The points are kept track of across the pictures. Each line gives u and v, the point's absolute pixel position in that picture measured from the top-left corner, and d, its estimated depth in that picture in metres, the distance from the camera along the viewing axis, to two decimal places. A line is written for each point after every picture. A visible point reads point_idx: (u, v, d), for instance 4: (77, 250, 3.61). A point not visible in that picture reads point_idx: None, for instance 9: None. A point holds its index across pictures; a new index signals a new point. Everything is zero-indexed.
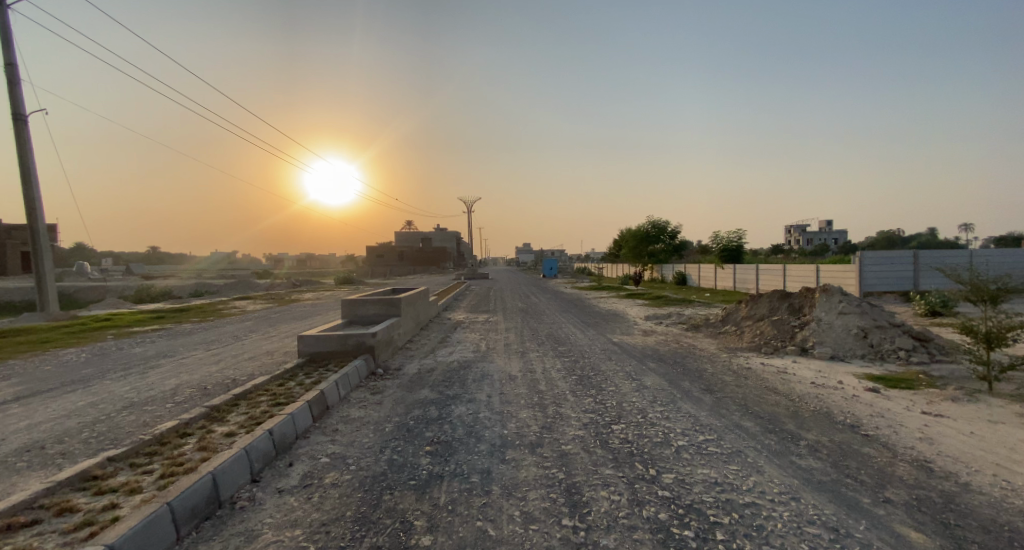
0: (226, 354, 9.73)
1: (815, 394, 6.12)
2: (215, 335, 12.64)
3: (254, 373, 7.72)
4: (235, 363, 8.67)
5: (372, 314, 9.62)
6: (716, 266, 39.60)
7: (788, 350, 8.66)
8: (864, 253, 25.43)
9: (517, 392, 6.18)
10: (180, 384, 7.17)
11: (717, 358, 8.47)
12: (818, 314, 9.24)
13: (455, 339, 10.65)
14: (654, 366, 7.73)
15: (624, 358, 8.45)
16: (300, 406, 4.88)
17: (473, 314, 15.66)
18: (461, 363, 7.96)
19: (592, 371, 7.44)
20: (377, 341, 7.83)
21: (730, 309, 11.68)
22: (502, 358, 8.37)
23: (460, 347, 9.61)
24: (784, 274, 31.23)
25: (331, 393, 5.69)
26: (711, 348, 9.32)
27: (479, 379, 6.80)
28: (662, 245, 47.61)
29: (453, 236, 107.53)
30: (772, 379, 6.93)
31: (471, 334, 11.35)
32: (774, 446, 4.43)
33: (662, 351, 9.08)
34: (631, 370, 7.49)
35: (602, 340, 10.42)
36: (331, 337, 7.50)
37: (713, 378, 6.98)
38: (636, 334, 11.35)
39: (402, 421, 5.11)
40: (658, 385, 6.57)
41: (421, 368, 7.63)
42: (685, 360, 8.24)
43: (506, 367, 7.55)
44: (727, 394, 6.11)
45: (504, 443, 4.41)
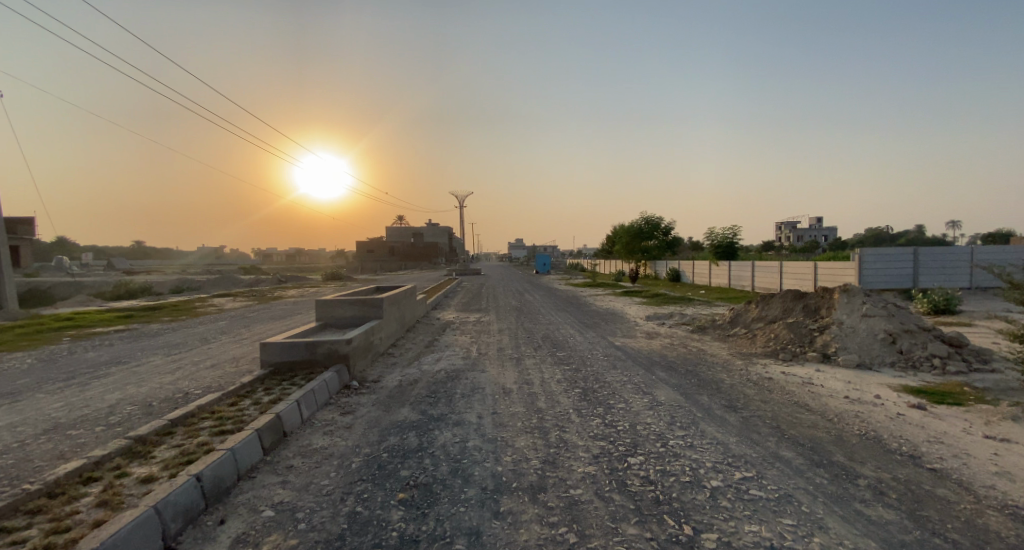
0: (186, 360, 8.71)
1: (855, 412, 5.33)
2: (180, 338, 11.56)
3: (210, 385, 6.75)
4: (193, 372, 7.67)
5: (350, 316, 8.68)
6: (710, 263, 39.05)
7: (809, 356, 7.85)
8: (863, 251, 24.89)
9: (513, 411, 5.30)
10: (122, 400, 6.18)
11: (731, 365, 7.68)
12: (838, 317, 8.47)
13: (443, 343, 9.72)
14: (666, 377, 6.89)
15: (630, 366, 7.62)
16: (245, 439, 3.92)
17: (463, 314, 14.72)
18: (448, 373, 7.06)
19: (597, 383, 6.57)
20: (353, 349, 6.92)
21: (738, 309, 10.90)
22: (494, 366, 7.48)
23: (448, 353, 8.70)
24: (781, 271, 30.67)
25: (290, 417, 4.75)
26: (723, 354, 8.51)
27: (468, 395, 5.91)
28: (657, 241, 46.94)
29: (444, 232, 106.24)
30: (800, 392, 6.13)
31: (461, 337, 10.45)
32: (829, 486, 3.62)
33: (670, 358, 8.24)
34: (641, 381, 6.64)
35: (604, 344, 9.58)
36: (299, 345, 6.56)
37: (734, 392, 6.17)
38: (640, 337, 10.50)
39: (374, 453, 4.21)
40: (674, 401, 5.74)
41: (402, 380, 6.72)
42: (698, 368, 7.42)
43: (499, 379, 6.68)
44: (755, 413, 5.29)
45: (497, 488, 3.53)
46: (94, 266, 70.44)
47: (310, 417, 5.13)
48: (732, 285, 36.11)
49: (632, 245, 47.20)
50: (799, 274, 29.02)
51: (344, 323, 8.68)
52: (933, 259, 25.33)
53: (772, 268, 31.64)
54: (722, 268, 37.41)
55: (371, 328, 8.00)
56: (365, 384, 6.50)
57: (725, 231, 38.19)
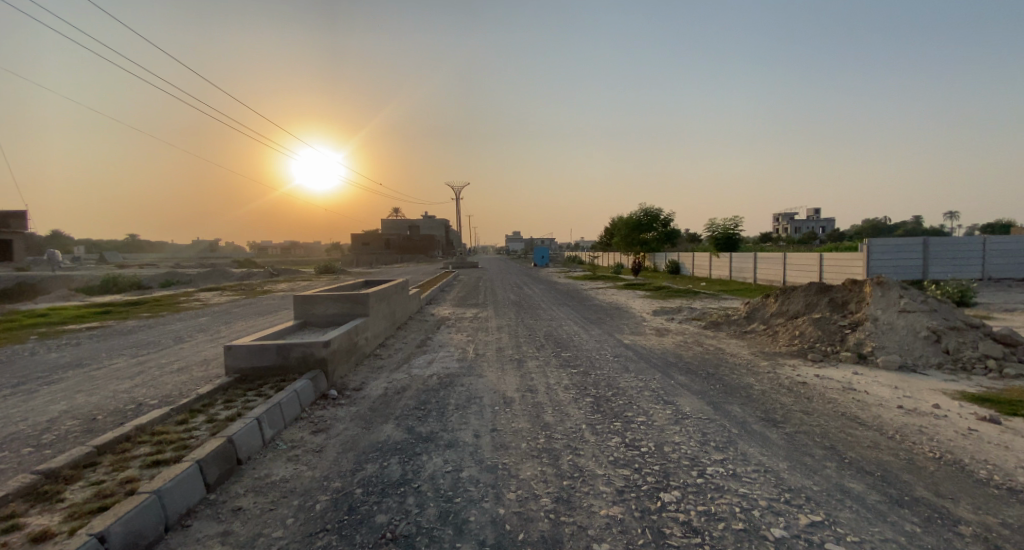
0: (151, 363, 7.85)
1: (917, 428, 4.54)
2: (153, 337, 10.66)
3: (169, 393, 5.90)
4: (155, 378, 6.82)
5: (333, 313, 7.84)
6: (712, 254, 38.26)
7: (842, 357, 7.06)
8: (871, 241, 24.11)
9: (515, 429, 4.48)
10: (62, 412, 5.33)
11: (757, 367, 6.89)
12: (872, 313, 7.68)
13: (436, 342, 8.87)
14: (688, 382, 6.09)
15: (645, 368, 6.82)
16: (179, 476, 3.10)
17: (459, 309, 13.83)
18: (441, 379, 6.24)
19: (610, 390, 5.76)
20: (332, 351, 6.10)
21: (755, 303, 10.11)
22: (492, 370, 6.66)
23: (442, 354, 7.88)
24: (785, 263, 29.91)
25: (246, 440, 3.92)
26: (745, 354, 7.72)
27: (463, 407, 5.09)
28: (656, 233, 46.13)
29: (440, 224, 105.05)
30: (844, 401, 5.34)
31: (456, 335, 9.61)
32: (921, 532, 2.84)
33: (688, 359, 7.43)
34: (661, 388, 5.84)
35: (611, 342, 8.78)
36: (269, 348, 5.73)
37: (769, 401, 5.37)
38: (650, 334, 9.70)
39: (345, 489, 3.39)
40: (702, 413, 4.95)
41: (388, 388, 5.89)
42: (722, 371, 6.62)
43: (499, 386, 5.86)
44: (800, 429, 4.49)
45: (499, 543, 2.72)
46: (84, 259, 68.92)
47: (274, 438, 4.30)
48: (734, 277, 35.37)
49: (631, 237, 46.31)
50: (804, 266, 28.26)
51: (327, 321, 7.85)
52: (942, 250, 24.63)
53: (776, 260, 30.90)
54: (724, 260, 36.65)
55: (355, 327, 7.18)
56: (346, 393, 5.67)
57: (726, 222, 37.34)
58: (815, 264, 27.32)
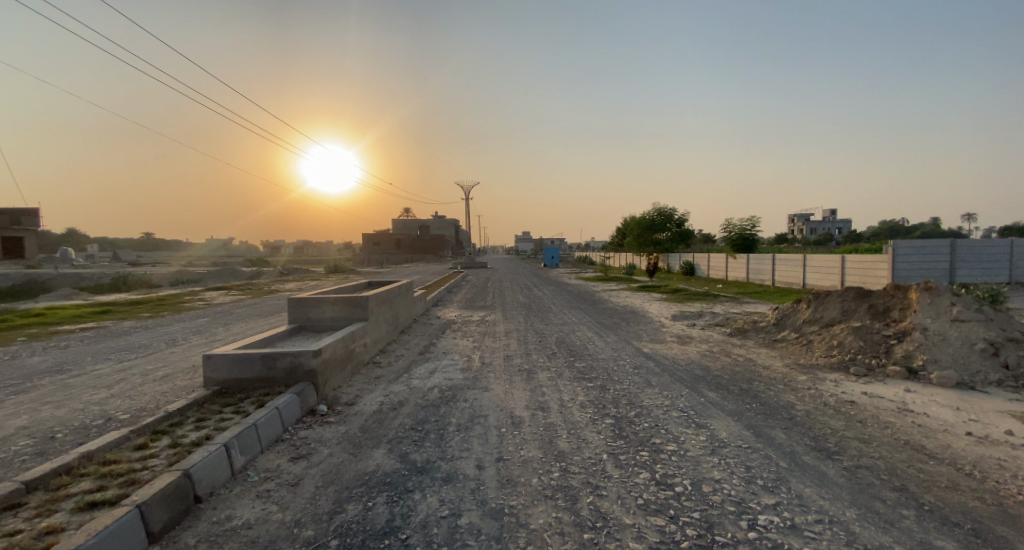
0: (136, 370, 7.37)
1: (1001, 462, 3.81)
2: (147, 340, 10.23)
3: (144, 405, 5.37)
4: (136, 387, 6.31)
5: (329, 318, 7.28)
6: (727, 256, 37.24)
7: (889, 371, 6.28)
8: (897, 242, 23.00)
9: (525, 459, 3.84)
10: (23, 428, 4.82)
11: (794, 382, 6.17)
12: (920, 321, 6.92)
13: (440, 349, 8.27)
14: (720, 401, 5.39)
15: (669, 383, 6.14)
16: (109, 528, 2.52)
17: (466, 312, 13.23)
18: (443, 393, 5.63)
19: (632, 410, 5.10)
20: (323, 361, 5.51)
21: (785, 309, 9.34)
22: (500, 383, 6.04)
23: (446, 362, 7.28)
24: (805, 264, 28.85)
25: (207, 474, 3.32)
26: (778, 366, 7.00)
27: (465, 428, 4.47)
28: (669, 233, 45.17)
29: (450, 224, 104.77)
30: (904, 426, 4.61)
31: (462, 341, 9.01)
32: None
33: (716, 372, 6.74)
34: (690, 408, 5.15)
35: (629, 351, 8.11)
36: (253, 357, 5.17)
37: (817, 425, 4.67)
38: (670, 342, 9.00)
39: (317, 540, 2.78)
40: (742, 442, 4.26)
41: (383, 403, 5.28)
42: (757, 388, 5.92)
43: (506, 402, 5.23)
44: (861, 464, 3.79)
45: None
46: (99, 258, 69.83)
47: (245, 468, 3.71)
48: (750, 279, 34.32)
49: (643, 238, 45.39)
50: (825, 268, 27.17)
51: (322, 326, 7.29)
52: (973, 252, 23.44)
53: (795, 261, 29.82)
54: (740, 261, 35.59)
55: (351, 333, 6.59)
56: (336, 409, 5.08)
57: (742, 222, 36.33)
58: (837, 266, 26.24)
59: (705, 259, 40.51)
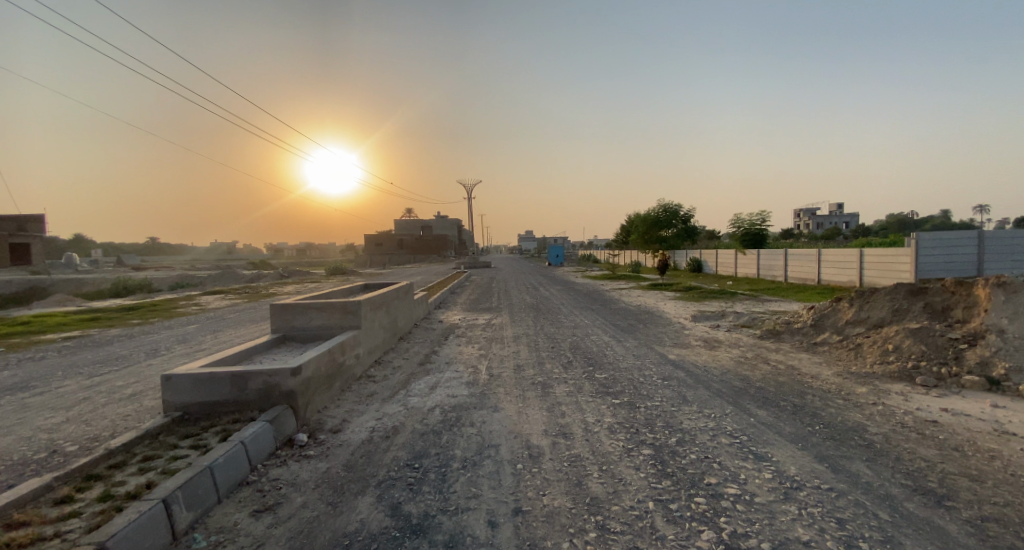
0: (103, 386, 6.57)
1: None
2: (126, 350, 9.45)
3: (95, 432, 4.56)
4: (94, 408, 5.51)
5: (317, 326, 6.48)
6: (737, 251, 36.30)
7: (965, 381, 5.42)
8: (920, 235, 21.99)
9: (550, 511, 3.00)
10: None
11: (854, 396, 5.31)
12: (994, 323, 6.05)
13: (443, 359, 7.44)
14: (776, 423, 4.52)
15: (708, 398, 5.29)
16: None
17: (471, 315, 12.41)
18: (446, 415, 4.80)
19: (672, 434, 4.25)
20: (305, 380, 4.69)
21: (824, 309, 8.47)
22: (512, 400, 5.21)
23: (449, 374, 6.45)
24: (820, 259, 27.87)
25: (133, 546, 2.50)
26: (827, 375, 6.15)
27: (473, 466, 3.63)
28: (675, 230, 44.26)
29: (453, 224, 104.06)
30: (1014, 456, 3.75)
31: (467, 348, 8.19)
32: None
33: (758, 383, 5.88)
34: (741, 433, 4.29)
35: (654, 358, 7.26)
36: (220, 377, 4.35)
37: (905, 455, 3.80)
38: (697, 346, 8.15)
39: None
40: (820, 481, 3.39)
41: (375, 430, 4.45)
42: (813, 404, 5.05)
43: (521, 427, 4.40)
44: (987, 516, 2.92)
45: None
46: (102, 262, 69.46)
47: (191, 529, 2.87)
48: (762, 275, 33.36)
49: (649, 234, 44.51)
50: (842, 262, 26.19)
51: (309, 336, 6.49)
52: (999, 244, 22.42)
53: (809, 256, 28.86)
54: (750, 256, 34.67)
55: (340, 344, 5.79)
56: (319, 439, 4.25)
57: (752, 216, 35.40)
58: (855, 260, 25.27)
59: (714, 255, 39.58)
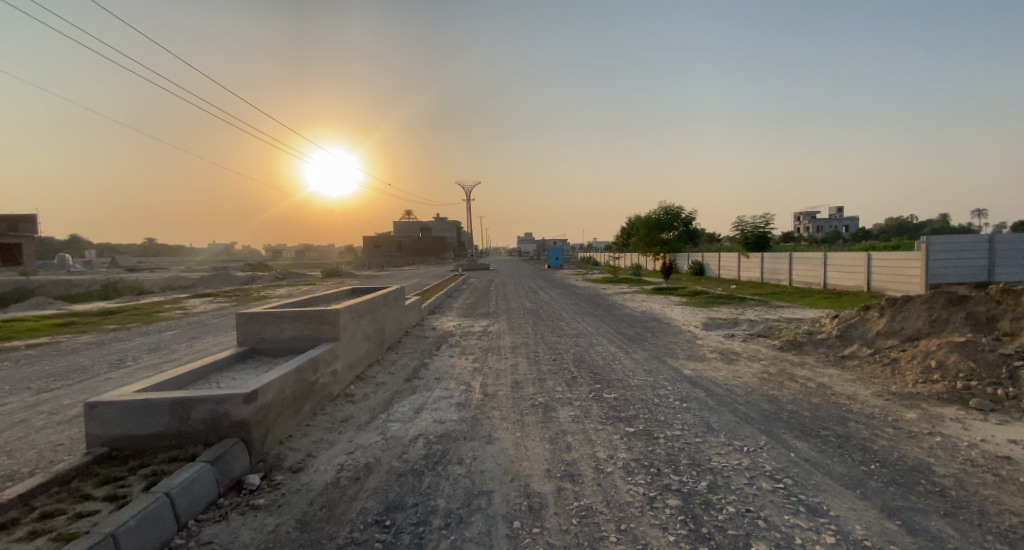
0: (47, 405, 5.81)
1: None
2: (90, 360, 8.69)
3: (10, 469, 3.82)
4: (24, 433, 4.76)
5: (290, 337, 5.76)
6: (740, 255, 35.62)
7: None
8: (930, 238, 21.26)
9: None
10: None
11: (905, 424, 4.56)
12: None
13: (432, 372, 6.70)
14: (823, 461, 3.78)
15: (736, 426, 4.54)
16: None
17: (467, 321, 11.67)
18: (431, 448, 4.05)
19: (700, 477, 3.51)
20: (263, 406, 3.96)
21: (851, 318, 7.78)
22: (508, 428, 4.48)
23: (438, 392, 5.71)
24: (826, 263, 27.16)
25: None
26: (864, 397, 5.42)
27: (458, 525, 2.88)
28: (677, 232, 43.60)
29: (452, 226, 103.38)
30: None
31: (461, 360, 7.45)
32: None
33: (790, 406, 5.15)
34: (784, 474, 3.55)
35: (667, 374, 6.53)
36: (156, 405, 3.62)
37: (992, 504, 3.07)
38: (712, 359, 7.43)
39: None
40: (899, 548, 2.65)
41: (343, 468, 3.71)
42: (860, 434, 4.32)
43: (519, 468, 3.64)
44: None
45: None
46: (96, 263, 68.50)
47: None
48: (766, 279, 32.67)
49: (650, 237, 43.84)
50: (850, 266, 25.48)
51: (281, 349, 5.77)
52: (1013, 248, 21.72)
53: (815, 260, 28.17)
54: (754, 259, 34.00)
55: (312, 359, 5.06)
56: (274, 482, 3.51)
57: (755, 218, 34.71)
58: (862, 264, 24.58)
59: (717, 258, 38.91)
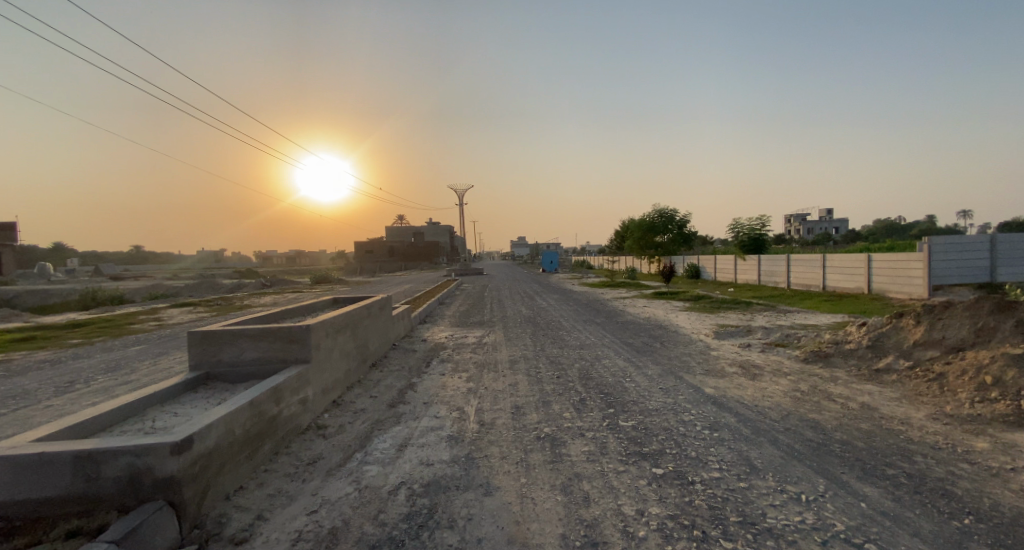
0: None
1: None
2: (38, 381, 7.75)
3: None
4: None
5: (254, 359, 4.94)
6: (736, 257, 35.19)
7: None
8: (932, 238, 20.82)
9: None
10: None
11: (980, 456, 3.83)
12: None
13: (420, 395, 5.87)
14: (904, 514, 3.03)
15: (783, 464, 3.78)
16: None
17: (460, 332, 10.84)
18: (414, 503, 3.24)
19: (760, 543, 2.74)
20: (201, 455, 3.14)
21: (882, 327, 7.07)
22: (510, 472, 3.68)
23: (426, 422, 4.91)
24: (826, 265, 26.66)
25: None
26: (919, 420, 4.68)
27: None
28: (671, 235, 43.17)
29: (445, 230, 102.58)
30: None
31: (453, 378, 6.65)
32: None
33: (838, 434, 4.41)
34: (863, 537, 2.79)
35: (687, 393, 5.78)
36: (53, 459, 2.76)
37: None
38: (733, 373, 6.70)
39: None
40: None
41: (300, 538, 2.88)
42: (934, 473, 3.58)
43: (526, 534, 2.84)
44: None
45: None
46: (79, 272, 66.70)
47: None
48: (764, 282, 32.17)
49: (644, 240, 43.33)
50: (850, 269, 24.99)
51: (242, 373, 4.94)
52: (1015, 248, 21.35)
53: (813, 262, 27.72)
54: (751, 262, 33.53)
55: (274, 388, 4.24)
56: None
57: (751, 220, 34.33)
58: (862, 266, 24.14)
59: (713, 261, 38.45)
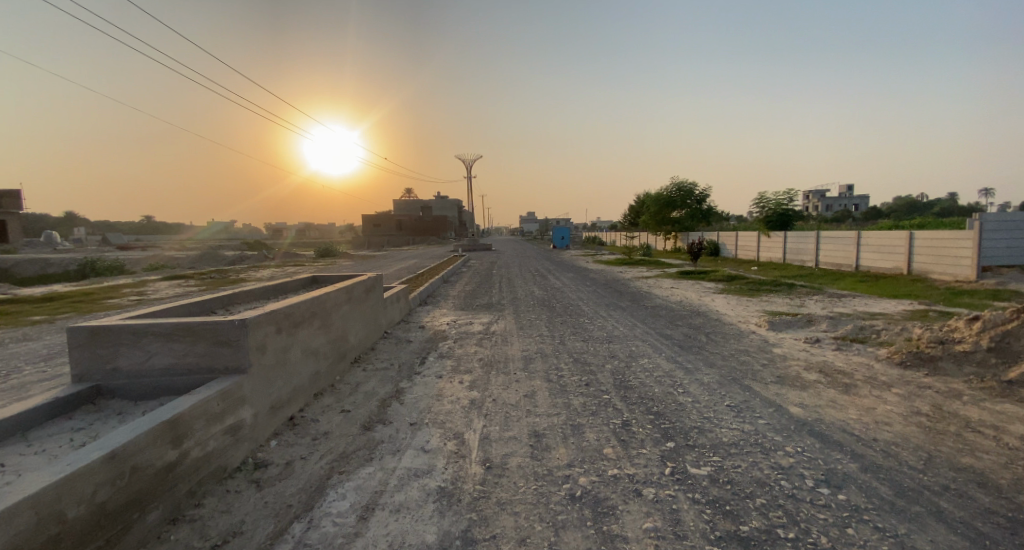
0: None
1: None
2: None
3: None
4: None
5: (165, 369, 3.51)
6: (760, 234, 33.08)
7: None
8: (990, 214, 18.63)
9: None
10: None
11: None
12: None
13: (407, 410, 4.40)
14: None
15: None
16: None
17: (464, 317, 9.33)
18: None
19: None
20: None
21: (1006, 325, 5.33)
22: None
23: (408, 460, 3.43)
24: (861, 243, 24.58)
25: None
26: None
27: None
28: (688, 211, 40.96)
29: (453, 204, 100.46)
30: None
31: (453, 383, 5.16)
32: None
33: None
34: None
35: (767, 415, 4.26)
36: None
37: None
38: (814, 382, 5.15)
39: None
40: None
41: None
42: None
43: None
44: None
45: None
46: (87, 241, 66.38)
47: None
48: (790, 260, 30.16)
49: (660, 215, 41.23)
50: (889, 247, 22.94)
51: (148, 388, 3.53)
52: None
53: (846, 240, 25.65)
54: (777, 239, 31.45)
55: (167, 422, 2.78)
56: None
57: (778, 195, 32.09)
58: (904, 245, 22.08)
59: (734, 237, 36.37)
